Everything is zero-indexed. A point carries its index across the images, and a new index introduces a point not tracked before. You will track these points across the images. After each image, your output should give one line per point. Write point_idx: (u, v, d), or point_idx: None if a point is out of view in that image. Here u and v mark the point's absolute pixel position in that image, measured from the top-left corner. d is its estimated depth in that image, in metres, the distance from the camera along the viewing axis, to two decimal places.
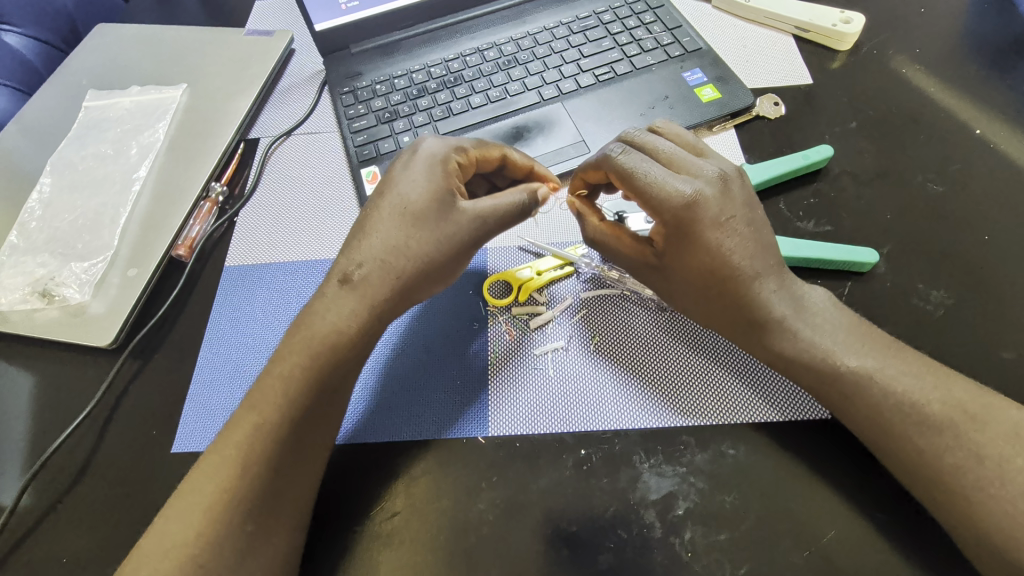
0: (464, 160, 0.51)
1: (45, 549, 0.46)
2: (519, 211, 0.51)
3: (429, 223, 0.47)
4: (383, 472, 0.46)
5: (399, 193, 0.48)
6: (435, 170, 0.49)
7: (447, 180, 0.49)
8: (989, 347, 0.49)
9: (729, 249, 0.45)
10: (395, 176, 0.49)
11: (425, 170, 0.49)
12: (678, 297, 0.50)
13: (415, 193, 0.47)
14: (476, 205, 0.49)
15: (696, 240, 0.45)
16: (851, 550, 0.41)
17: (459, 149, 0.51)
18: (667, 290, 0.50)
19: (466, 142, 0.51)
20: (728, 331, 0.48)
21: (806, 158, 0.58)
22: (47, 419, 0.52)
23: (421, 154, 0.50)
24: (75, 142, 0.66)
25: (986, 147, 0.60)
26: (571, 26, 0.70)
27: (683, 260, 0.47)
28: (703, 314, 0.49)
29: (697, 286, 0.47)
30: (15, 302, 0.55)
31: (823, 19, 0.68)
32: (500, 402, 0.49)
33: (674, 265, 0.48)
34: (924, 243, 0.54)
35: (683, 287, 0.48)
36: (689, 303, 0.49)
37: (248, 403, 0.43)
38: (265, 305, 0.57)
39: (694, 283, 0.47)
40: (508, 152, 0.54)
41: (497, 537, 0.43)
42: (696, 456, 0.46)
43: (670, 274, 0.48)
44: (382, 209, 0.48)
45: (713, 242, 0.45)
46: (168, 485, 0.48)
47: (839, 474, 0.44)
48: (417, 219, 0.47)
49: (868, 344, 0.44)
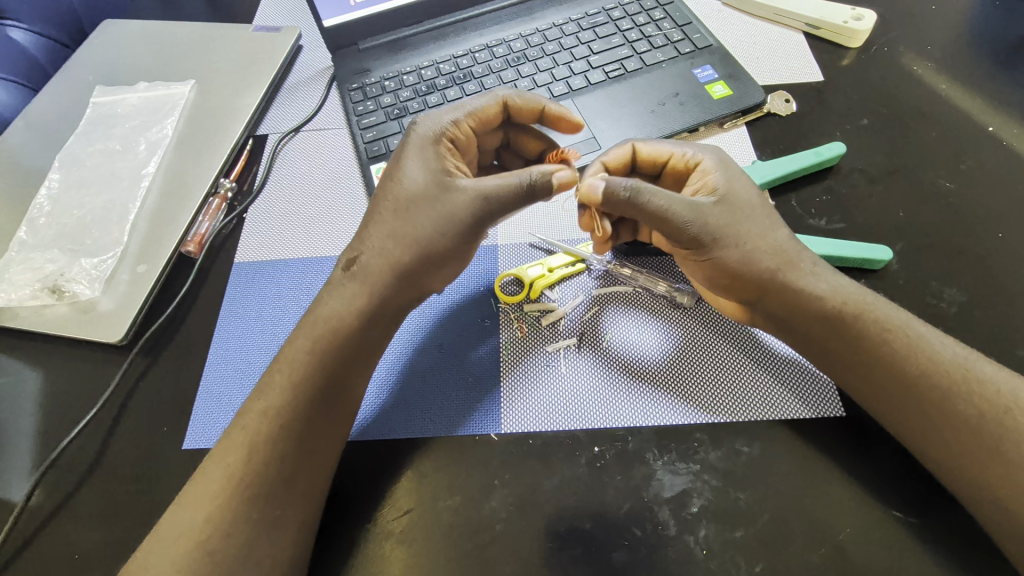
0: (460, 134, 0.53)
1: (56, 546, 0.45)
2: (528, 194, 0.48)
3: (426, 209, 0.48)
4: (395, 469, 0.46)
5: (399, 182, 0.48)
6: (431, 153, 0.50)
7: (443, 161, 0.50)
8: (1004, 345, 0.49)
9: (751, 191, 0.50)
10: (399, 163, 0.50)
11: (422, 152, 0.50)
12: (741, 233, 0.48)
13: (417, 176, 0.48)
14: (478, 185, 0.47)
15: (738, 177, 0.51)
16: (867, 547, 0.41)
17: (453, 124, 0.52)
18: (732, 223, 0.48)
19: (458, 115, 0.53)
20: (773, 291, 0.47)
21: (818, 155, 0.58)
22: (57, 416, 0.52)
23: (417, 139, 0.51)
24: (83, 138, 0.66)
25: (998, 145, 0.60)
26: (581, 22, 0.70)
27: (736, 191, 0.49)
28: (763, 248, 0.48)
29: (756, 211, 0.49)
30: (24, 298, 0.55)
31: (833, 16, 0.68)
32: (514, 400, 0.49)
33: (733, 195, 0.49)
34: (937, 240, 0.54)
35: (745, 216, 0.48)
36: (751, 238, 0.48)
37: (257, 391, 0.44)
38: (275, 301, 0.57)
39: (742, 225, 0.48)
40: (508, 98, 0.54)
41: (510, 535, 0.43)
42: (710, 453, 0.45)
43: (731, 205, 0.48)
44: (383, 206, 0.49)
45: (739, 184, 0.50)
46: (178, 481, 0.47)
47: (854, 472, 0.44)
48: (416, 202, 0.48)
49: (887, 314, 0.45)
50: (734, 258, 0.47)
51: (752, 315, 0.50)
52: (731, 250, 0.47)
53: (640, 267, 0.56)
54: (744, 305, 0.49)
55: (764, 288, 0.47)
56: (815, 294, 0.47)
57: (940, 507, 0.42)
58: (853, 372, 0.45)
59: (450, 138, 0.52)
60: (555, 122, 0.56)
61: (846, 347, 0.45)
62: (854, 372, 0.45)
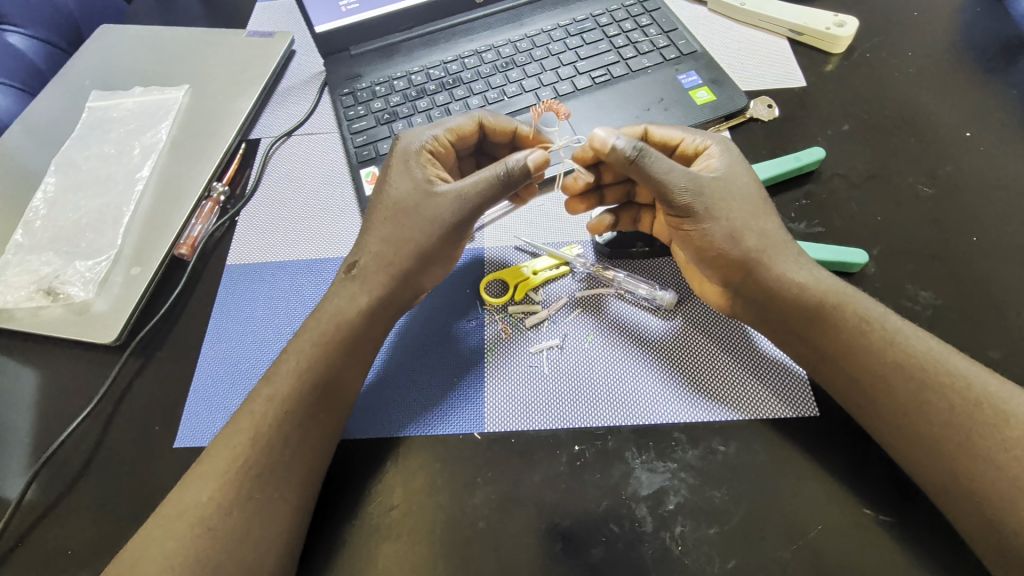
0: (440, 148, 0.56)
1: (48, 543, 0.46)
2: (506, 184, 0.50)
3: (415, 211, 0.51)
4: (379, 467, 0.47)
5: (391, 190, 0.52)
6: (414, 163, 0.53)
7: (426, 172, 0.53)
8: (975, 345, 0.50)
9: (746, 179, 0.52)
10: (392, 167, 0.53)
11: (405, 163, 0.53)
12: (731, 211, 0.50)
13: (404, 186, 0.52)
14: (458, 186, 0.51)
15: (740, 167, 0.53)
16: (840, 543, 0.42)
17: (432, 139, 0.55)
18: (723, 199, 0.50)
19: (438, 129, 0.56)
20: (753, 269, 0.49)
21: (799, 160, 0.59)
22: (51, 415, 0.53)
23: (400, 154, 0.54)
24: (79, 142, 0.67)
25: (975, 150, 0.61)
26: (568, 28, 0.71)
27: (735, 173, 0.52)
28: (749, 228, 0.50)
29: (749, 199, 0.51)
30: (20, 300, 0.56)
31: (816, 22, 0.69)
32: (500, 395, 0.50)
33: (732, 177, 0.52)
34: (913, 244, 0.55)
35: (736, 196, 0.51)
36: (740, 217, 0.50)
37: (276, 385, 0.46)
38: (265, 303, 0.58)
39: (733, 204, 0.50)
40: (483, 118, 0.57)
41: (491, 531, 0.44)
42: (687, 452, 0.47)
43: (729, 183, 0.51)
44: (377, 212, 0.52)
45: (738, 172, 0.52)
46: (168, 478, 0.49)
47: (828, 471, 0.45)
48: (406, 209, 0.51)
49: (856, 320, 0.46)
50: (721, 232, 0.49)
51: (732, 300, 0.51)
52: (719, 222, 0.49)
53: (620, 270, 0.57)
54: (728, 288, 0.51)
55: (748, 270, 0.49)
56: (794, 282, 0.48)
57: (914, 505, 0.43)
58: (835, 365, 0.46)
59: (430, 152, 0.55)
60: (528, 142, 0.59)
61: (831, 337, 0.46)
62: (824, 371, 0.47)
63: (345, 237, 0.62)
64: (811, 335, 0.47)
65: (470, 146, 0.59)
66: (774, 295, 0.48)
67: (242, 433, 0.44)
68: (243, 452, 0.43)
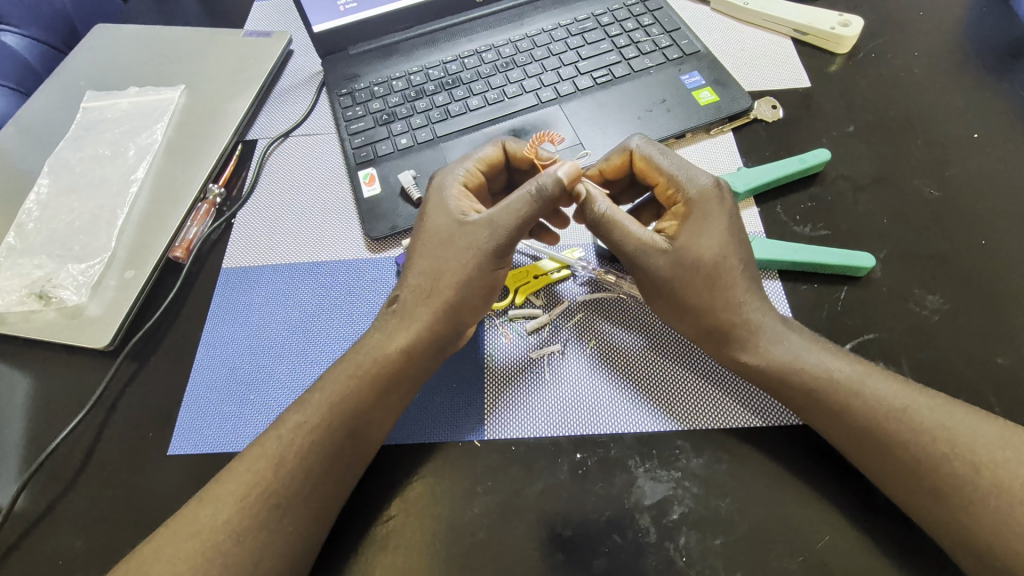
0: (473, 180, 0.54)
1: (39, 553, 0.45)
2: (542, 202, 0.48)
3: (451, 246, 0.50)
4: (378, 475, 0.46)
5: (428, 224, 0.51)
6: (449, 198, 0.52)
7: (461, 204, 0.52)
8: (986, 351, 0.49)
9: (708, 245, 0.47)
10: (432, 206, 0.52)
11: (442, 199, 0.52)
12: (684, 285, 0.47)
13: (443, 224, 0.50)
14: (489, 214, 0.49)
15: (714, 222, 0.48)
16: (847, 556, 0.41)
17: (464, 172, 0.54)
18: (680, 274, 0.47)
19: (467, 162, 0.55)
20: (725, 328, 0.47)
21: (803, 162, 0.58)
22: (44, 420, 0.52)
23: (437, 190, 0.53)
24: (73, 142, 0.66)
25: (983, 152, 0.60)
26: (569, 28, 0.70)
27: (698, 242, 0.47)
28: (705, 305, 0.47)
29: (710, 269, 0.47)
30: (11, 304, 0.55)
31: (820, 22, 0.68)
32: (498, 404, 0.49)
33: (690, 247, 0.47)
34: (921, 248, 0.54)
35: (695, 271, 0.47)
36: (698, 291, 0.47)
37: (299, 403, 0.46)
38: (262, 305, 0.57)
39: (687, 280, 0.47)
40: (506, 143, 0.55)
41: (493, 542, 0.43)
42: (691, 460, 0.46)
43: (686, 256, 0.47)
44: (418, 245, 0.51)
45: (700, 239, 0.47)
46: (163, 486, 0.48)
47: (835, 481, 0.44)
48: (443, 241, 0.50)
49: None
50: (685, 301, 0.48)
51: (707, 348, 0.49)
52: (673, 297, 0.48)
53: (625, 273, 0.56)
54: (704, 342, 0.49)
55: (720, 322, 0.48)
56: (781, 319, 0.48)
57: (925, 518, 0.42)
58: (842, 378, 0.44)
59: (464, 186, 0.54)
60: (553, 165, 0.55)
61: None
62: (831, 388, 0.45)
63: (344, 238, 0.61)
64: (800, 359, 0.45)
65: (499, 174, 0.58)
66: (757, 316, 0.47)
67: (254, 449, 0.43)
68: (251, 465, 0.42)
